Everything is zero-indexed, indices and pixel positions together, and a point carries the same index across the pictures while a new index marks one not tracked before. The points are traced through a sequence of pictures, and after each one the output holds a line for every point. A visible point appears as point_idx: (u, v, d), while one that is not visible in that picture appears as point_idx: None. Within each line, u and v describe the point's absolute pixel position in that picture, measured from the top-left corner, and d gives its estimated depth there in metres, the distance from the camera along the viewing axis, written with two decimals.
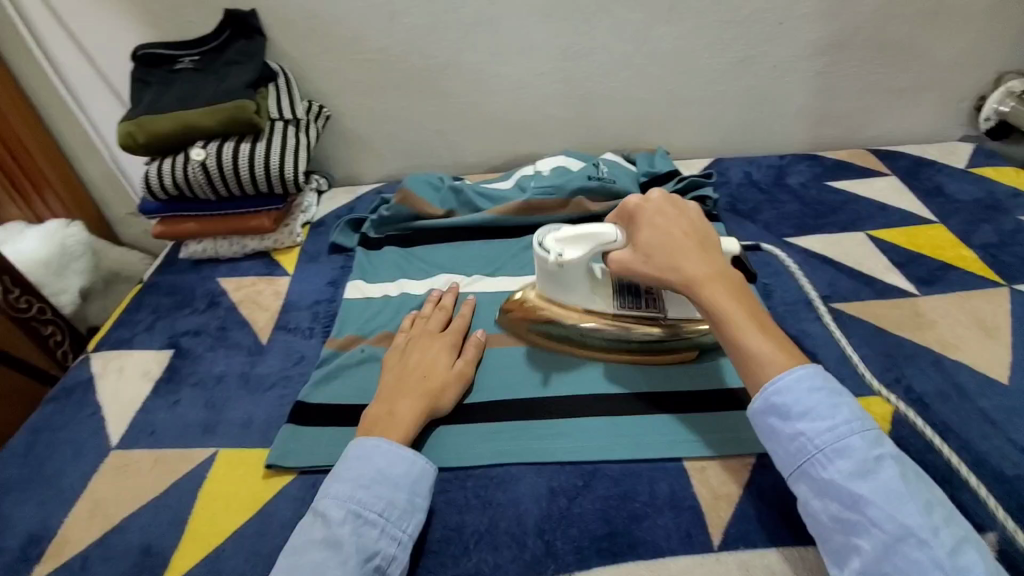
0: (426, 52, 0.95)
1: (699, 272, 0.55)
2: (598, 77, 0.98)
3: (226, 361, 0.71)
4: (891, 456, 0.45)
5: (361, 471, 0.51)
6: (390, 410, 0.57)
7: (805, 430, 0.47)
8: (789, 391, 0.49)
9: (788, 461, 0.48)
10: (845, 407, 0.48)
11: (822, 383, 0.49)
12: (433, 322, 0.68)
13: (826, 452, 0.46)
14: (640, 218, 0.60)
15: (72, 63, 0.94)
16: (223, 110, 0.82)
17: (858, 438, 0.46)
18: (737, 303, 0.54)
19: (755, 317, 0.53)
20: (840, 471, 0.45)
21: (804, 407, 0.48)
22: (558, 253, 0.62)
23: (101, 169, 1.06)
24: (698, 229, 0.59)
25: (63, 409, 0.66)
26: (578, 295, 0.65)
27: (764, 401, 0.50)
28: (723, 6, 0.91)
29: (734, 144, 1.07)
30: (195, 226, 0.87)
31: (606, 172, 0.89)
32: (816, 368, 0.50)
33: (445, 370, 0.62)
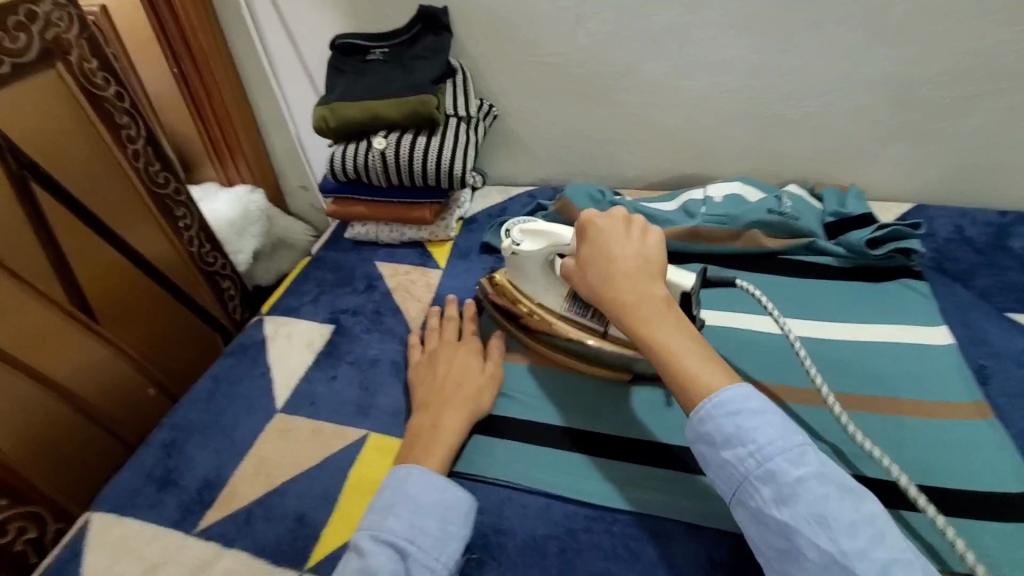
0: (604, 59, 0.91)
1: (634, 295, 0.54)
2: (790, 100, 0.89)
3: (381, 345, 0.74)
4: (814, 476, 0.44)
5: (392, 500, 0.51)
6: (435, 423, 0.59)
7: (729, 459, 0.46)
8: (712, 418, 0.47)
9: (721, 487, 0.48)
10: (768, 425, 0.46)
11: (746, 404, 0.47)
12: (450, 332, 0.69)
13: (753, 479, 0.45)
14: (589, 234, 0.58)
15: (279, 46, 1.03)
16: (408, 103, 0.85)
17: (781, 459, 0.45)
18: (671, 327, 0.52)
19: (687, 344, 0.51)
20: (764, 498, 0.45)
21: (727, 434, 0.47)
22: (515, 242, 0.66)
23: (285, 143, 1.16)
24: (645, 252, 0.56)
25: (240, 363, 0.73)
26: (535, 287, 0.67)
27: (693, 432, 0.49)
28: (965, 32, 0.78)
29: (942, 190, 0.92)
30: (363, 210, 0.91)
31: (790, 207, 0.81)
32: (741, 390, 0.48)
33: (480, 377, 0.63)
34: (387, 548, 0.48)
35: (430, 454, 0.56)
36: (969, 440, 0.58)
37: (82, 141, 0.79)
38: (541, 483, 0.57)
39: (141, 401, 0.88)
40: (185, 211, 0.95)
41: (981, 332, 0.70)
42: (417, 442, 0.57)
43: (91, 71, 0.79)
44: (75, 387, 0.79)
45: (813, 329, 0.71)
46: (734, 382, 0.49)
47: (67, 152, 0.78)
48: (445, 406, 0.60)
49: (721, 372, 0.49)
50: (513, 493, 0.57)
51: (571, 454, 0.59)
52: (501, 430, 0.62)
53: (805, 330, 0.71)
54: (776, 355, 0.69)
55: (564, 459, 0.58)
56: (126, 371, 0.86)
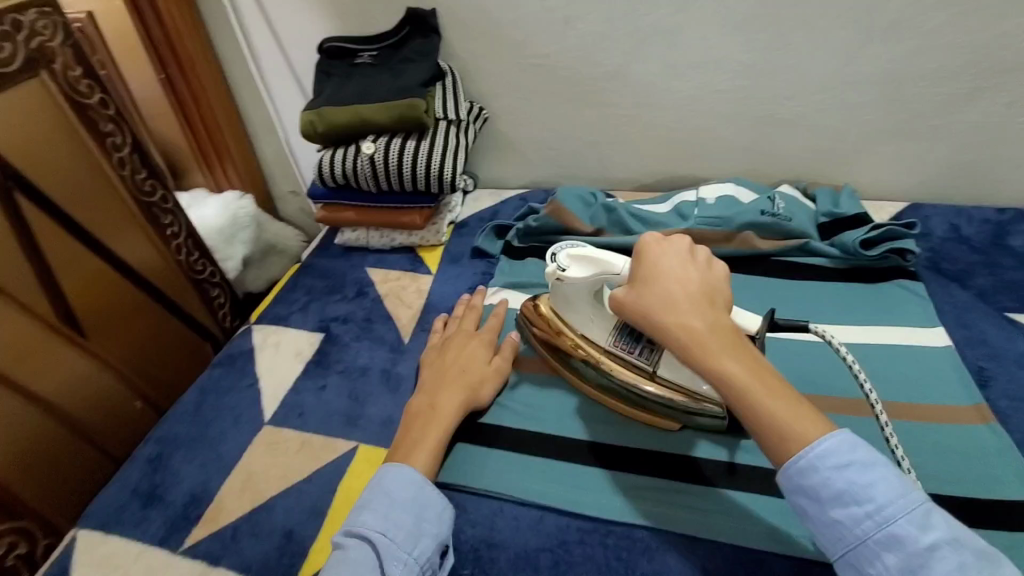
0: (595, 61, 0.90)
1: (705, 326, 0.49)
2: (782, 99, 0.88)
3: (370, 353, 0.73)
4: (946, 542, 0.40)
5: (368, 495, 0.51)
6: (431, 403, 0.59)
7: (841, 519, 0.43)
8: (816, 472, 0.44)
9: (831, 549, 0.44)
10: (884, 481, 0.42)
11: (854, 459, 0.43)
12: (469, 322, 0.70)
13: (872, 543, 0.42)
14: (649, 257, 0.55)
15: (266, 50, 1.02)
16: (396, 107, 0.84)
17: (905, 521, 0.41)
18: (748, 363, 0.47)
19: (766, 381, 0.47)
20: (888, 566, 0.41)
21: (837, 491, 0.43)
22: (561, 268, 0.60)
23: (274, 148, 1.15)
24: (707, 282, 0.53)
25: (227, 374, 0.71)
26: (580, 315, 0.63)
27: (794, 488, 0.45)
28: (956, 29, 0.77)
29: (937, 188, 0.91)
30: (353, 215, 0.90)
31: (782, 208, 0.80)
32: (846, 441, 0.44)
33: (484, 368, 0.63)
34: (360, 540, 0.48)
35: (426, 437, 0.56)
36: (968, 444, 0.57)
37: (67, 151, 0.78)
38: (532, 493, 0.56)
39: (127, 415, 0.87)
40: (173, 219, 0.94)
41: (980, 333, 0.69)
42: (415, 420, 0.58)
43: (76, 79, 0.78)
44: (59, 398, 0.77)
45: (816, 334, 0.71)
46: (829, 427, 0.45)
47: (52, 162, 0.76)
48: (445, 386, 0.60)
49: (806, 414, 0.45)
50: (504, 505, 0.56)
51: (564, 463, 0.58)
52: (494, 440, 0.61)
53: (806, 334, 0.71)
54: (774, 358, 0.68)
55: (556, 468, 0.58)
56: (110, 383, 0.84)
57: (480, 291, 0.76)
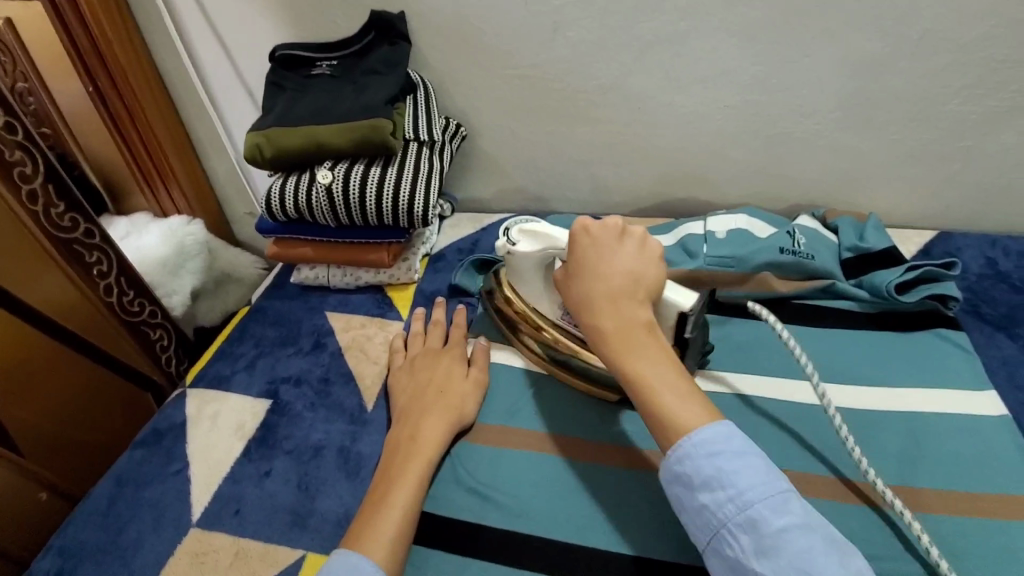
0: (588, 73, 0.79)
1: (615, 319, 0.50)
2: (800, 117, 0.78)
3: (326, 428, 0.61)
4: (797, 526, 0.40)
5: None
6: (413, 435, 0.55)
7: (707, 503, 0.42)
8: (690, 459, 0.44)
9: (697, 535, 0.43)
10: (751, 468, 0.42)
11: (726, 446, 0.43)
12: (434, 339, 0.67)
13: (730, 527, 0.41)
14: (576, 248, 0.54)
15: (211, 58, 0.89)
16: (356, 128, 0.72)
17: (762, 506, 0.41)
18: (653, 356, 0.48)
19: (661, 376, 0.47)
20: (742, 547, 0.40)
21: (706, 476, 0.43)
22: (511, 242, 0.60)
23: (226, 166, 1.02)
24: (631, 270, 0.52)
25: (152, 457, 0.60)
26: (532, 291, 0.63)
27: (669, 472, 0.45)
28: (1000, 39, 0.68)
29: (970, 214, 0.82)
30: (311, 252, 0.79)
31: (803, 245, 0.70)
32: (722, 428, 0.44)
33: (463, 383, 0.61)
34: None
35: (408, 469, 0.52)
36: None
37: None
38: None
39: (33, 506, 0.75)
40: (100, 255, 0.81)
41: None
42: (396, 454, 0.54)
43: None
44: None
45: (811, 392, 0.62)
46: (710, 416, 0.45)
47: None
48: (423, 413, 0.57)
49: (699, 408, 0.46)
50: None
51: None
52: (476, 548, 0.52)
53: (791, 391, 0.62)
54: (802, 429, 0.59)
55: None
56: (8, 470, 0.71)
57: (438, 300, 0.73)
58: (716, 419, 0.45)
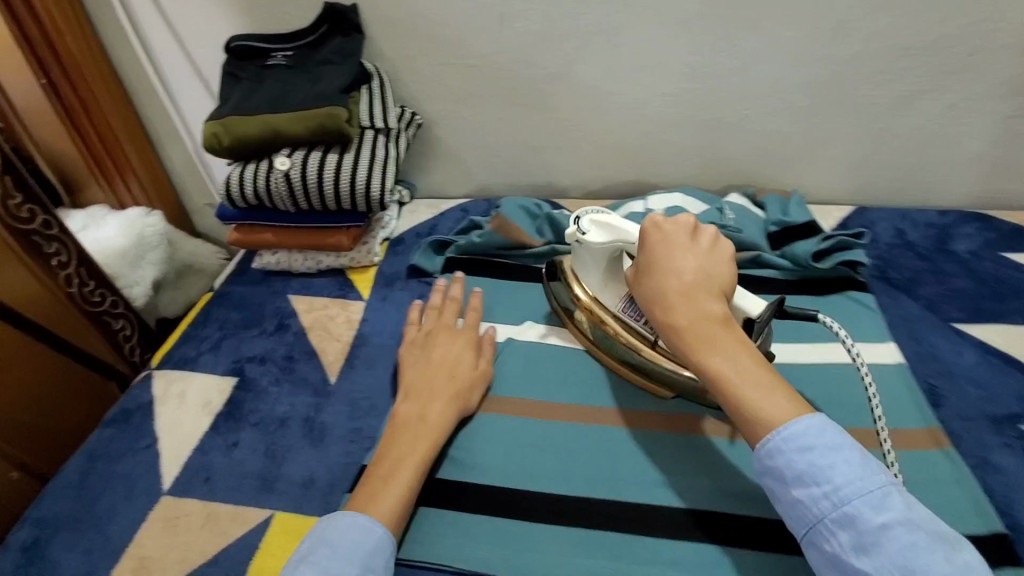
0: (536, 62, 0.84)
1: (690, 313, 0.50)
2: (731, 103, 0.84)
3: (291, 401, 0.64)
4: (899, 522, 0.39)
5: (312, 549, 0.47)
6: (421, 415, 0.57)
7: (801, 498, 0.43)
8: (781, 453, 0.44)
9: (792, 527, 0.44)
10: (845, 464, 0.42)
11: (820, 441, 0.43)
12: (448, 316, 0.68)
13: (827, 521, 0.41)
14: (649, 243, 0.55)
15: (166, 50, 0.90)
16: (312, 116, 0.75)
17: (861, 502, 0.40)
18: (731, 350, 0.47)
19: (741, 372, 0.46)
20: (841, 542, 0.41)
21: (798, 471, 0.43)
22: (580, 231, 0.62)
23: (183, 158, 1.03)
24: (705, 268, 0.52)
25: (122, 435, 0.62)
26: (593, 281, 0.64)
27: (760, 465, 0.45)
28: (901, 29, 0.75)
29: (885, 191, 0.90)
30: (271, 237, 0.81)
31: (732, 220, 0.77)
32: (816, 422, 0.44)
33: (468, 375, 0.62)
34: None
35: (413, 450, 0.54)
36: (925, 472, 0.55)
37: None
38: (472, 561, 0.52)
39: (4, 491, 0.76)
40: (59, 246, 0.82)
41: (930, 347, 0.67)
42: (399, 444, 0.55)
43: None
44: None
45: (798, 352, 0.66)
46: (803, 410, 0.45)
47: None
48: (431, 400, 0.59)
49: (782, 400, 0.45)
50: None
51: (506, 521, 0.54)
52: (433, 500, 0.56)
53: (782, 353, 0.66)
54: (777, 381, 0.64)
55: (502, 528, 0.54)
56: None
57: (461, 279, 0.72)
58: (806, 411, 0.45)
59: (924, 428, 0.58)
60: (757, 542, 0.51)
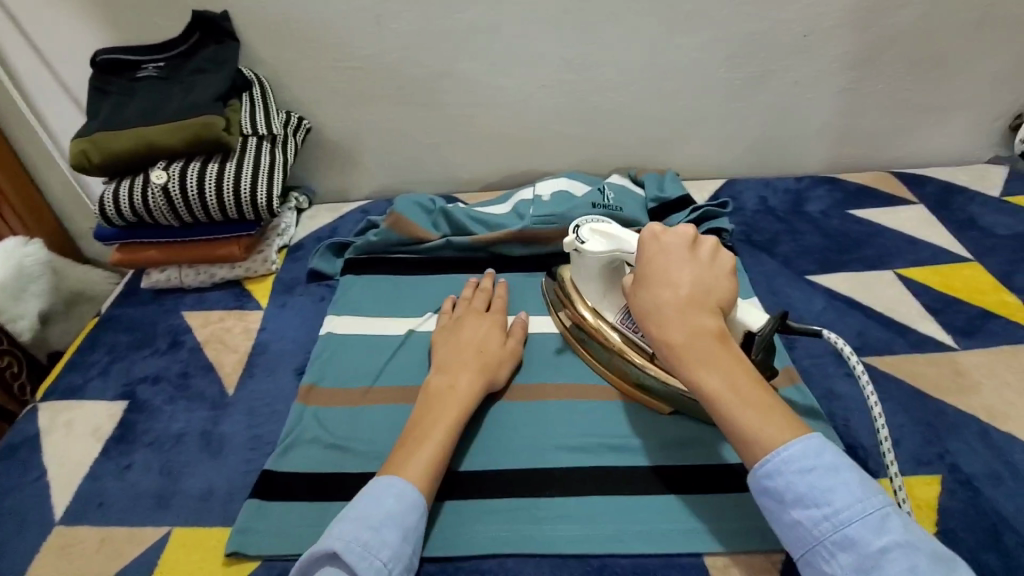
0: (419, 61, 0.86)
1: (685, 326, 0.49)
2: (606, 91, 0.90)
3: (187, 417, 0.63)
4: (898, 544, 0.40)
5: (373, 512, 0.47)
6: (451, 384, 0.59)
7: (801, 520, 0.42)
8: (780, 474, 0.43)
9: (789, 548, 0.44)
10: (844, 485, 0.42)
11: (818, 462, 0.43)
12: (478, 302, 0.70)
13: (826, 544, 0.41)
14: (647, 255, 0.55)
15: (26, 67, 0.85)
16: (187, 127, 0.74)
17: (861, 525, 0.41)
18: (724, 365, 0.47)
19: (733, 390, 0.46)
20: (841, 565, 0.41)
21: (797, 492, 0.43)
22: (580, 241, 0.63)
23: (61, 181, 0.97)
24: (701, 281, 0.52)
25: (2, 473, 0.59)
26: (593, 292, 0.66)
27: (757, 485, 0.44)
28: (743, 16, 0.84)
29: (751, 164, 0.99)
30: (158, 254, 0.79)
31: (612, 199, 0.82)
32: (815, 443, 0.43)
33: (499, 351, 0.64)
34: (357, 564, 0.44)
35: (447, 413, 0.56)
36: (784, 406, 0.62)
37: None
38: None
39: None
40: None
41: (787, 299, 0.76)
42: (408, 437, 0.54)
43: None
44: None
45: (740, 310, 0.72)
46: (799, 430, 0.45)
47: None
48: (450, 371, 0.60)
49: (779, 418, 0.45)
50: None
51: None
52: None
53: None
54: None
55: None
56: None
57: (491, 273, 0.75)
58: (802, 433, 0.45)
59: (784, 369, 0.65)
60: (696, 486, 0.56)
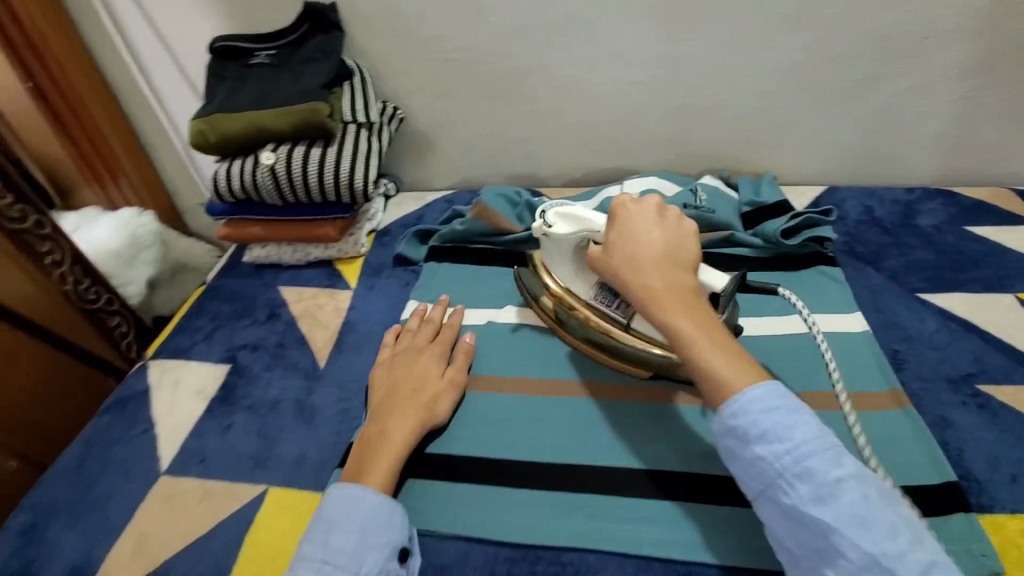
0: (510, 54, 0.86)
1: (661, 282, 0.51)
2: (700, 90, 0.87)
3: (282, 384, 0.67)
4: (852, 476, 0.42)
5: (312, 523, 0.50)
6: (382, 430, 0.55)
7: (764, 455, 0.44)
8: (745, 414, 0.45)
9: (751, 485, 0.46)
10: (803, 423, 0.44)
11: (779, 402, 0.45)
12: (422, 335, 0.66)
13: (786, 477, 0.43)
14: (617, 221, 0.56)
15: (151, 51, 0.92)
16: (296, 112, 0.78)
17: (818, 458, 0.43)
18: (697, 314, 0.50)
19: (711, 335, 0.49)
20: (799, 495, 0.43)
21: (762, 430, 0.45)
22: (546, 224, 0.62)
23: (173, 158, 1.05)
24: (672, 238, 0.54)
25: (118, 421, 0.65)
26: (563, 271, 0.63)
27: (723, 425, 0.47)
28: (857, 14, 0.78)
29: (853, 172, 0.93)
30: (260, 231, 0.84)
31: (705, 201, 0.79)
32: (775, 385, 0.46)
33: (435, 385, 0.60)
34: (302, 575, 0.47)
35: (378, 464, 0.53)
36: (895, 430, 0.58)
37: None
38: (478, 528, 0.53)
39: None
40: (52, 245, 0.85)
41: (893, 315, 0.71)
42: (366, 449, 0.54)
43: None
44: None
45: (848, 325, 0.68)
46: (759, 376, 0.47)
47: None
48: (389, 409, 0.57)
49: (743, 366, 0.47)
50: (428, 542, 0.53)
51: (489, 489, 0.55)
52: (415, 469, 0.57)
53: (835, 326, 0.68)
54: (793, 349, 0.66)
55: (479, 493, 0.55)
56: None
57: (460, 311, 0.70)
58: (760, 375, 0.47)
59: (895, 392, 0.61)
60: None
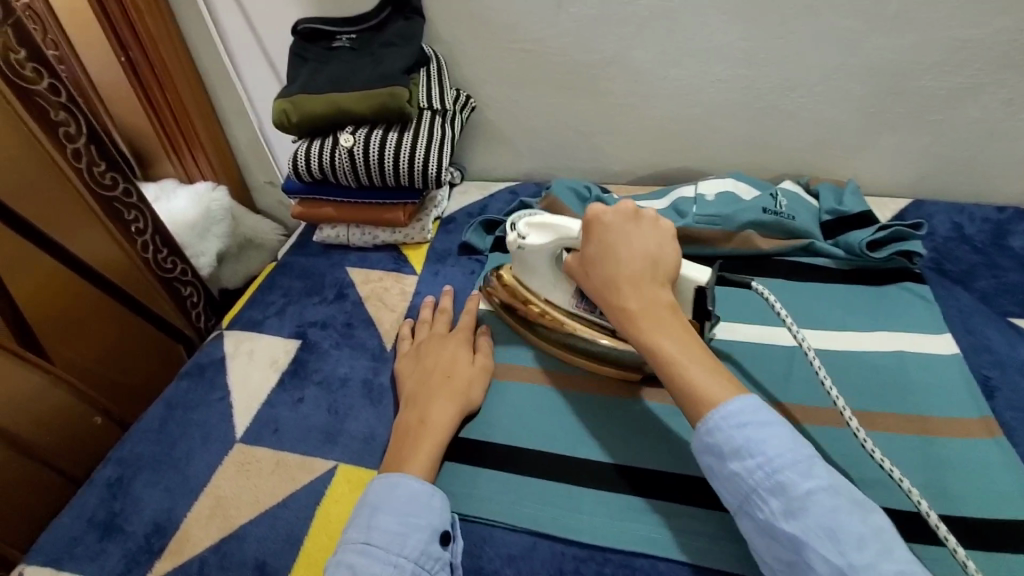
0: (589, 46, 0.85)
1: (642, 302, 0.51)
2: (786, 91, 0.84)
3: (351, 363, 0.68)
4: (823, 488, 0.41)
5: (352, 514, 0.50)
6: (421, 419, 0.56)
7: (737, 471, 0.43)
8: (720, 430, 0.45)
9: (728, 501, 0.45)
10: (776, 436, 0.43)
11: (753, 415, 0.44)
12: (440, 326, 0.67)
13: (760, 492, 0.42)
14: (594, 231, 0.55)
15: (236, 30, 0.94)
16: (376, 96, 0.79)
17: (790, 471, 0.42)
18: (676, 334, 0.50)
19: (697, 356, 0.48)
20: (772, 510, 0.42)
21: (735, 445, 0.44)
22: (521, 236, 0.62)
23: (247, 135, 1.08)
24: (652, 252, 0.53)
25: (196, 387, 0.67)
26: (541, 281, 0.64)
27: (701, 443, 0.46)
28: (964, 18, 0.73)
29: (942, 185, 0.88)
30: (332, 211, 0.86)
31: (785, 207, 0.76)
32: (753, 398, 0.45)
33: (469, 370, 0.61)
34: (342, 560, 0.46)
35: (419, 454, 0.53)
36: (986, 465, 0.54)
37: (26, 155, 0.75)
38: (542, 523, 0.53)
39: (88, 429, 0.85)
40: (137, 214, 0.90)
41: (984, 339, 0.67)
42: (406, 439, 0.55)
43: (19, 62, 0.72)
44: (11, 424, 0.74)
45: (940, 346, 0.64)
46: (736, 390, 0.46)
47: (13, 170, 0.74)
48: (429, 397, 0.57)
49: (726, 384, 0.47)
50: (495, 531, 0.53)
51: (556, 486, 0.55)
52: (481, 458, 0.57)
53: (927, 346, 0.65)
54: (880, 368, 0.63)
55: (544, 487, 0.55)
56: (65, 397, 0.81)
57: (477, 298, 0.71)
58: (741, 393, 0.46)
59: (988, 423, 0.57)
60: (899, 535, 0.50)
